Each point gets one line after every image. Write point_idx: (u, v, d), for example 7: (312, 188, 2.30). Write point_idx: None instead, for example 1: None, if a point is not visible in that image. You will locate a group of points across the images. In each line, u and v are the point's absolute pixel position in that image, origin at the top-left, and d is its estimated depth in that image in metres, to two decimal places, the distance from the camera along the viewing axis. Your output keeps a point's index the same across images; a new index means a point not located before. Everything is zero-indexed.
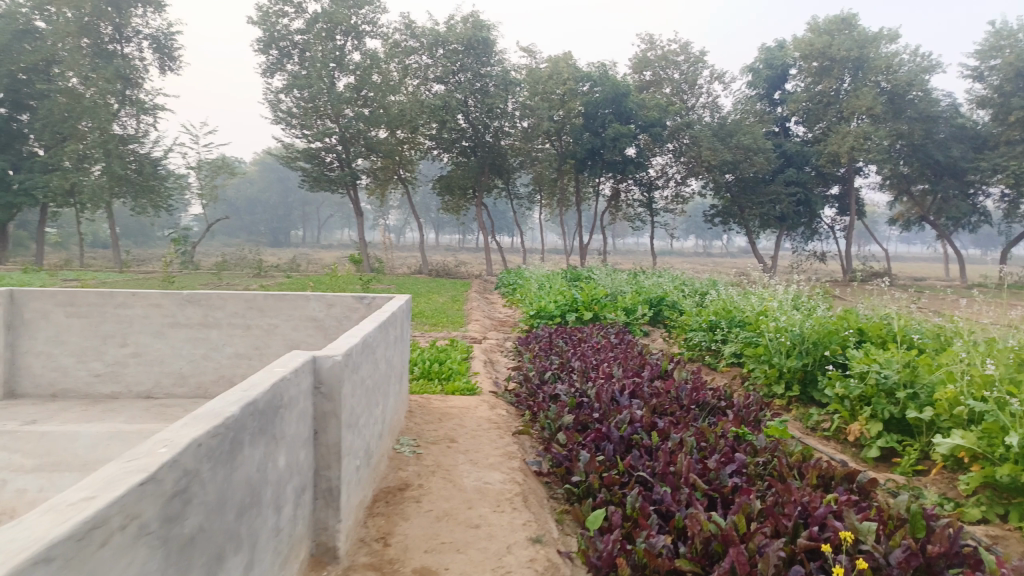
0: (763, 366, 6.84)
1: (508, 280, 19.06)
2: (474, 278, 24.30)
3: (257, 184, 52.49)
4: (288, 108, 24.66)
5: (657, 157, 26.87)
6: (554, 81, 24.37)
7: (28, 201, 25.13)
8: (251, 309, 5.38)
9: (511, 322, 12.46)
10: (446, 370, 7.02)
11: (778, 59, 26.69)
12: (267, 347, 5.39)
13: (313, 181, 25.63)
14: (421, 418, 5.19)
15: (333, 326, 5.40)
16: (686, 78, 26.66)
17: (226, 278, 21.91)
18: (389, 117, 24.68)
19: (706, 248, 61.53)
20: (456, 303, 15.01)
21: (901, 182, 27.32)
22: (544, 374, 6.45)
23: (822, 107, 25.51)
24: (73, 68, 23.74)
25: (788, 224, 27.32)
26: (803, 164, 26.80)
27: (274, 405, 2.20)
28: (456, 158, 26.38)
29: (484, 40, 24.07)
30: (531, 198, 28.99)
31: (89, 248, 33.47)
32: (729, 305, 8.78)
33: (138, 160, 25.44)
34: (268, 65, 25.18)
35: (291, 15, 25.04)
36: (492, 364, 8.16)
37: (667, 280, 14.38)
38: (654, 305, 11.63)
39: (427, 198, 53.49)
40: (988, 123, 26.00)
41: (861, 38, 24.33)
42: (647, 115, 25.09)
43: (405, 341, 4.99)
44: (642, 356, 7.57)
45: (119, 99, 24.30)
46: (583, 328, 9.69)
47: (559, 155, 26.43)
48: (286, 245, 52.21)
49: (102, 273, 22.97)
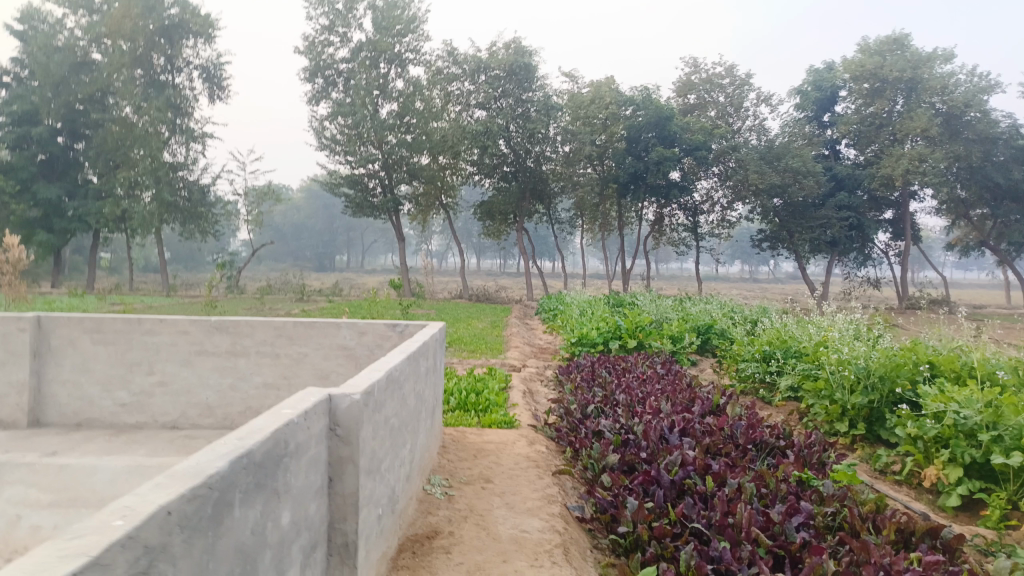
0: (824, 401, 6.37)
1: (549, 306, 18.72)
2: (514, 303, 24.03)
3: (304, 210, 53.39)
4: (332, 135, 24.96)
5: (701, 181, 26.35)
6: (597, 105, 24.13)
7: (81, 227, 25.83)
8: (281, 337, 5.15)
9: (552, 349, 12.12)
10: (483, 401, 6.69)
11: (827, 80, 25.97)
12: (296, 377, 5.15)
13: (356, 207, 25.82)
14: (456, 454, 4.87)
15: (364, 356, 5.14)
16: (732, 101, 26.16)
17: (269, 302, 22.06)
18: (431, 144, 24.90)
19: (752, 274, 60.30)
20: (496, 329, 14.73)
21: (958, 206, 26.24)
22: (587, 407, 6.08)
23: (874, 129, 24.73)
24: (127, 98, 24.43)
25: (839, 249, 26.45)
26: (855, 188, 25.85)
27: (276, 454, 1.92)
28: (498, 183, 26.18)
29: (526, 66, 24.03)
30: (573, 223, 28.68)
31: (141, 273, 34.31)
32: (783, 334, 8.30)
33: (187, 187, 25.99)
34: (313, 93, 25.56)
35: (337, 45, 25.45)
36: (532, 395, 7.81)
37: (715, 307, 13.86)
38: (702, 333, 11.25)
39: (469, 224, 53.68)
40: None
41: (914, 58, 23.58)
42: (691, 138, 24.73)
43: (438, 372, 4.71)
44: (691, 389, 7.15)
45: (170, 127, 24.91)
46: (627, 357, 9.29)
47: (601, 179, 25.97)
48: (330, 270, 52.89)
49: (150, 297, 23.42)
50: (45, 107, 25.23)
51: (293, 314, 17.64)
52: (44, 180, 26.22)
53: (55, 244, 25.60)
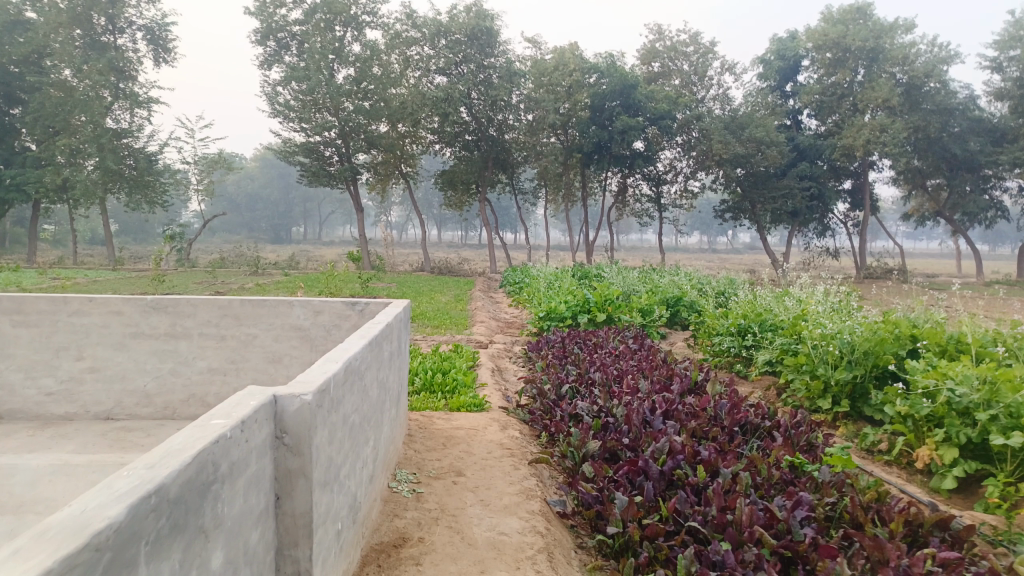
0: (804, 377, 6.13)
1: (514, 278, 18.31)
2: (477, 276, 23.58)
3: (259, 180, 51.79)
4: (286, 101, 23.99)
5: (665, 151, 26.06)
6: (560, 72, 23.42)
7: (20, 197, 24.41)
8: (227, 318, 4.66)
9: (518, 324, 11.78)
10: (450, 382, 6.32)
11: (790, 50, 25.81)
12: (244, 361, 4.67)
13: (312, 176, 24.94)
14: (424, 444, 4.46)
15: (320, 337, 4.67)
16: (696, 69, 25.85)
17: (222, 276, 21.17)
18: (389, 110, 24.15)
19: (710, 244, 60.72)
20: (460, 303, 14.33)
21: (915, 176, 26.51)
22: (561, 386, 5.73)
23: (835, 100, 24.68)
24: (65, 60, 23.04)
25: (800, 219, 26.51)
26: (815, 158, 25.81)
27: (201, 482, 1.50)
28: (459, 152, 25.80)
29: (488, 30, 23.31)
30: (536, 194, 28.25)
31: (87, 245, 32.85)
32: (757, 306, 8.07)
33: (133, 156, 24.76)
34: (265, 57, 24.45)
35: (289, 6, 24.32)
36: (501, 373, 7.44)
37: (682, 279, 13.63)
38: (671, 306, 11.02)
39: (429, 194, 52.79)
40: (1005, 115, 25.21)
41: (876, 28, 23.50)
42: (656, 107, 24.28)
43: (403, 354, 4.29)
44: (666, 364, 6.86)
45: (112, 92, 23.59)
46: (598, 331, 8.97)
47: (565, 149, 25.33)
48: (286, 242, 51.56)
49: (95, 271, 22.31)
50: None
51: (246, 289, 16.90)
52: None
53: None
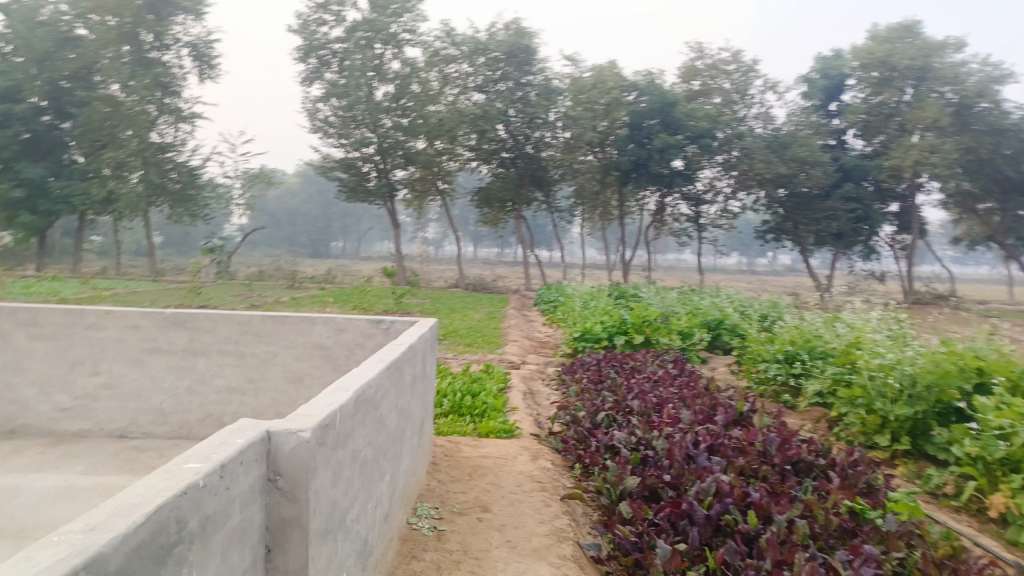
0: (860, 411, 5.71)
1: (548, 297, 18.01)
2: (511, 294, 23.31)
3: (298, 196, 52.43)
4: (326, 117, 24.27)
5: (704, 170, 25.53)
6: (598, 90, 23.34)
7: (66, 209, 24.92)
8: (247, 334, 4.44)
9: (553, 344, 11.47)
10: (480, 405, 6.03)
11: (834, 69, 25.27)
12: (264, 381, 4.44)
13: (350, 191, 25.04)
14: (448, 474, 4.17)
15: (344, 357, 4.42)
16: (738, 88, 25.36)
17: (258, 289, 21.25)
18: (426, 128, 23.80)
19: (749, 265, 59.56)
20: (494, 321, 14.07)
21: (966, 199, 25.51)
22: (596, 414, 5.40)
23: (882, 119, 23.96)
24: (112, 76, 23.53)
25: (845, 242, 25.71)
26: (861, 179, 25.04)
27: (158, 547, 1.26)
28: (495, 169, 25.58)
29: (526, 48, 23.44)
30: (573, 212, 27.93)
31: (130, 257, 33.49)
32: (804, 332, 7.66)
33: (176, 170, 25.15)
34: (306, 74, 24.68)
35: (331, 24, 24.57)
36: (533, 396, 7.14)
37: (722, 301, 13.14)
38: (711, 329, 10.62)
39: (465, 211, 52.88)
40: None
41: (926, 46, 22.77)
42: (696, 126, 23.80)
43: (428, 378, 4.01)
44: (707, 392, 6.49)
45: (157, 107, 24.01)
46: (635, 354, 8.61)
47: (601, 167, 24.72)
48: (324, 257, 52.06)
49: (134, 282, 22.61)
50: (28, 84, 24.29)
51: (280, 302, 16.86)
52: (27, 160, 25.26)
53: (38, 226, 24.66)
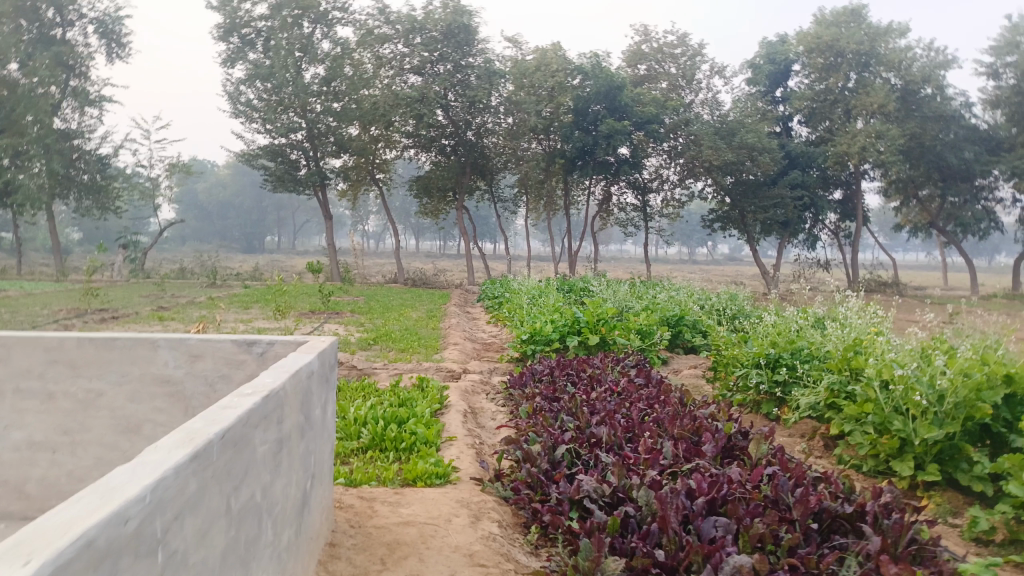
0: (870, 431, 4.73)
1: (493, 292, 16.81)
2: (453, 288, 22.06)
3: (230, 188, 49.63)
4: (249, 100, 22.49)
5: (651, 157, 24.57)
6: (542, 73, 22.20)
7: None
8: (56, 364, 3.08)
9: (498, 346, 10.36)
10: (408, 437, 4.83)
11: (779, 54, 24.60)
12: (85, 432, 3.10)
13: (277, 181, 23.35)
14: (351, 562, 2.92)
15: (200, 398, 3.11)
16: (683, 73, 24.53)
17: (173, 289, 19.39)
18: (361, 112, 22.46)
19: (691, 255, 59.56)
20: (433, 320, 12.80)
21: (907, 187, 25.10)
22: (554, 449, 4.24)
23: (828, 105, 23.37)
24: (8, 54, 20.88)
25: (790, 230, 25.22)
26: (807, 166, 24.52)
27: None
28: (435, 157, 24.36)
29: (465, 27, 21.92)
30: (516, 202, 26.69)
31: (40, 256, 30.81)
32: (787, 330, 6.65)
33: (84, 159, 22.91)
34: (228, 55, 22.71)
35: (255, 1, 22.69)
36: (475, 417, 5.95)
37: (678, 294, 12.11)
38: (671, 325, 9.64)
39: (405, 202, 51.20)
40: (990, 125, 23.97)
41: (870, 30, 22.28)
42: (643, 111, 22.74)
43: (316, 428, 2.76)
44: (682, 407, 5.43)
45: (60, 88, 21.73)
46: (590, 358, 7.50)
47: (546, 155, 23.77)
48: (258, 252, 49.56)
49: (34, 282, 20.34)
50: None
51: (195, 303, 15.15)
52: None
53: None
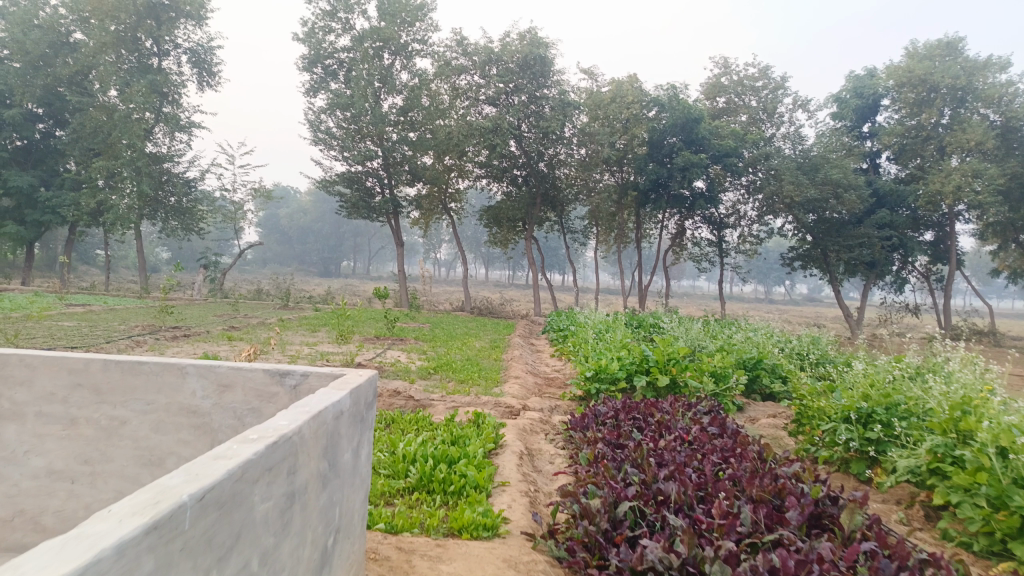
0: (984, 504, 4.10)
1: (559, 324, 16.41)
2: (520, 319, 21.77)
3: (311, 214, 50.57)
4: (329, 128, 23.04)
5: (728, 192, 23.80)
6: (618, 104, 21.86)
7: (55, 220, 23.50)
8: (80, 389, 2.90)
9: (562, 382, 9.96)
10: (457, 480, 4.48)
11: (868, 88, 23.54)
12: (106, 463, 2.88)
13: (352, 207, 23.76)
14: None
15: (226, 431, 2.85)
16: (765, 106, 23.75)
17: (245, 309, 19.77)
18: (436, 142, 22.77)
19: (767, 293, 57.62)
20: (496, 351, 12.49)
21: (1005, 230, 23.27)
22: (615, 506, 3.83)
23: (919, 142, 22.23)
24: (108, 81, 22.05)
25: (877, 271, 23.84)
26: (897, 206, 23.23)
27: None
28: (507, 188, 24.29)
29: (542, 58, 21.71)
30: (587, 234, 26.29)
31: (129, 273, 32.22)
32: (880, 382, 6.00)
33: (172, 182, 23.85)
34: (311, 84, 23.37)
35: (339, 32, 23.32)
36: (532, 460, 5.56)
37: (755, 335, 11.39)
38: (748, 369, 9.00)
39: (476, 231, 51.54)
40: None
41: (968, 64, 21.02)
42: (721, 144, 22.01)
43: (346, 474, 2.46)
44: (762, 463, 4.89)
45: (154, 114, 22.72)
46: (659, 401, 7.00)
47: (619, 187, 23.48)
48: (332, 276, 50.72)
49: (118, 298, 21.14)
50: (22, 89, 22.82)
51: (265, 324, 15.32)
52: (17, 167, 23.84)
53: (24, 237, 23.21)
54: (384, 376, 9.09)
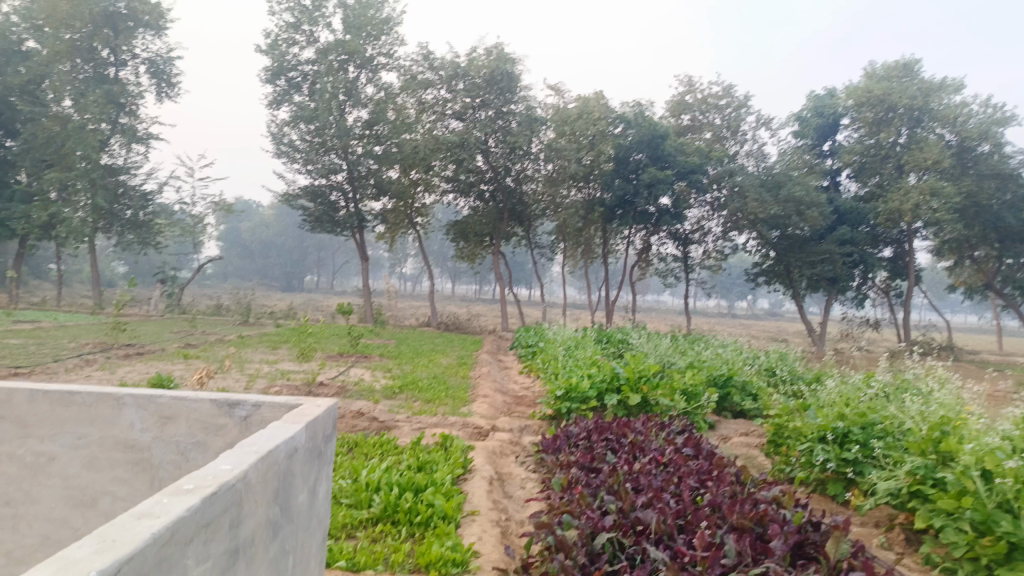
0: (968, 529, 4.00)
1: (527, 340, 16.23)
2: (487, 335, 21.53)
3: (274, 228, 49.75)
4: (292, 141, 22.67)
5: (693, 208, 23.93)
6: (585, 121, 21.80)
7: (3, 233, 22.59)
8: (3, 422, 2.62)
9: (531, 400, 9.77)
10: (422, 510, 4.23)
11: (828, 107, 23.97)
12: (31, 505, 2.59)
13: (315, 221, 23.39)
14: None
15: (168, 468, 2.59)
16: (729, 124, 24.02)
17: (204, 325, 19.13)
18: (402, 156, 22.57)
19: (731, 308, 58.18)
20: (463, 368, 12.24)
21: (961, 247, 23.78)
22: (591, 539, 3.62)
23: (879, 161, 22.64)
24: (62, 91, 21.45)
25: (838, 287, 24.16)
26: (857, 223, 23.57)
27: None
28: (473, 203, 24.10)
29: (508, 74, 21.65)
30: (554, 250, 26.21)
31: (82, 288, 31.20)
32: (855, 401, 5.93)
33: (128, 195, 23.17)
34: (274, 96, 22.97)
35: (303, 44, 22.99)
36: (502, 485, 5.32)
37: (724, 351, 11.30)
38: (719, 386, 8.88)
39: (442, 246, 51.27)
40: None
41: (924, 85, 21.51)
42: (686, 161, 22.16)
43: (300, 516, 2.22)
44: (740, 486, 4.73)
45: (110, 125, 22.04)
46: (631, 421, 6.83)
47: (586, 203, 23.39)
48: (296, 291, 49.89)
49: (69, 315, 20.37)
50: None
51: (224, 341, 14.85)
52: None
53: None
54: (348, 395, 8.79)
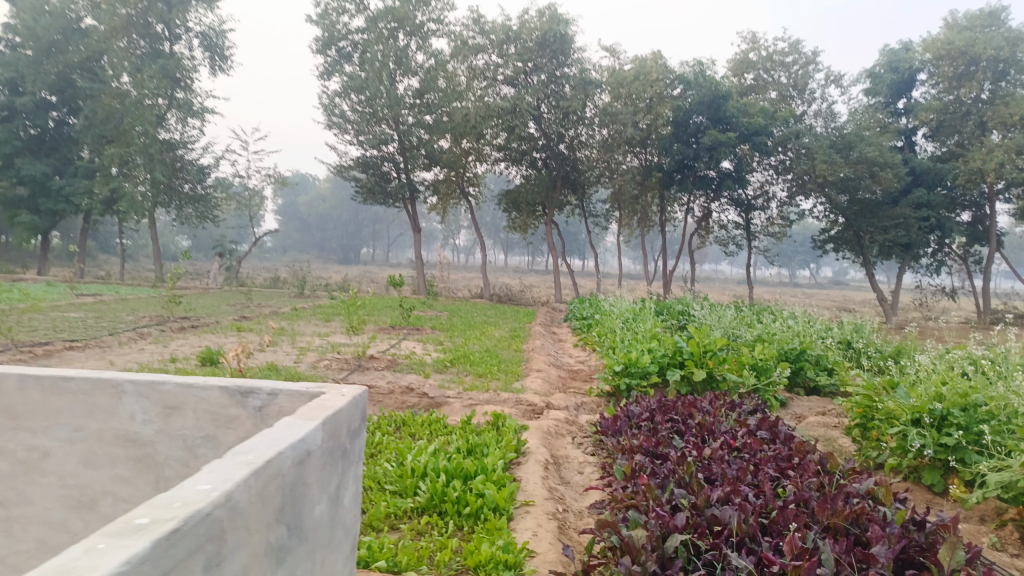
0: None
1: (582, 311, 15.71)
2: (540, 306, 21.09)
3: (329, 201, 50.04)
4: (344, 112, 22.45)
5: (756, 172, 22.83)
6: (641, 82, 20.64)
7: (68, 208, 23.05)
8: None
9: (588, 374, 9.35)
10: (470, 498, 3.88)
11: (903, 62, 22.39)
12: (25, 506, 2.51)
13: (368, 193, 23.29)
14: None
15: (174, 465, 2.44)
16: (795, 82, 22.74)
17: (259, 298, 19.16)
18: (453, 125, 21.89)
19: (792, 277, 56.19)
20: (516, 341, 11.84)
21: None
22: (662, 540, 3.15)
23: (958, 118, 21.06)
24: (119, 66, 21.54)
25: (912, 253, 22.78)
26: (935, 184, 22.00)
27: None
28: (526, 171, 23.39)
29: (561, 36, 20.89)
30: (609, 218, 25.46)
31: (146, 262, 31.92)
32: (954, 380, 5.25)
33: (186, 169, 23.41)
34: (325, 67, 22.73)
35: (353, 12, 22.60)
36: (559, 471, 4.89)
37: (792, 323, 10.59)
38: (791, 361, 8.23)
39: (495, 216, 50.85)
40: None
41: (1011, 34, 19.84)
42: (749, 122, 21.04)
43: (318, 533, 1.86)
44: (827, 476, 4.21)
45: (166, 99, 22.13)
46: (697, 399, 6.28)
47: (642, 169, 22.55)
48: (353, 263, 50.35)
49: (132, 288, 20.74)
50: (32, 75, 22.30)
51: (279, 314, 14.82)
52: (31, 155, 23.33)
53: (38, 226, 22.94)
54: (397, 369, 8.48)
